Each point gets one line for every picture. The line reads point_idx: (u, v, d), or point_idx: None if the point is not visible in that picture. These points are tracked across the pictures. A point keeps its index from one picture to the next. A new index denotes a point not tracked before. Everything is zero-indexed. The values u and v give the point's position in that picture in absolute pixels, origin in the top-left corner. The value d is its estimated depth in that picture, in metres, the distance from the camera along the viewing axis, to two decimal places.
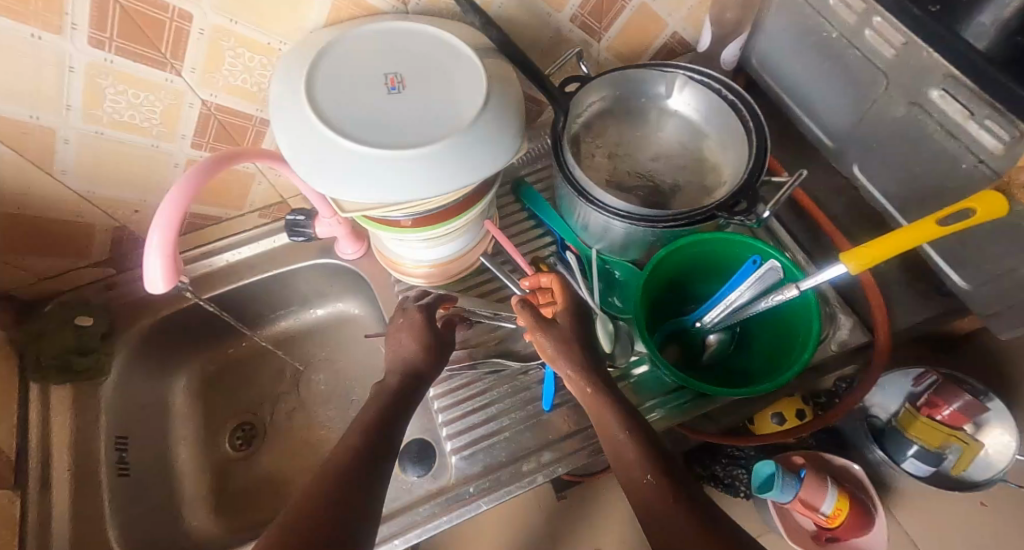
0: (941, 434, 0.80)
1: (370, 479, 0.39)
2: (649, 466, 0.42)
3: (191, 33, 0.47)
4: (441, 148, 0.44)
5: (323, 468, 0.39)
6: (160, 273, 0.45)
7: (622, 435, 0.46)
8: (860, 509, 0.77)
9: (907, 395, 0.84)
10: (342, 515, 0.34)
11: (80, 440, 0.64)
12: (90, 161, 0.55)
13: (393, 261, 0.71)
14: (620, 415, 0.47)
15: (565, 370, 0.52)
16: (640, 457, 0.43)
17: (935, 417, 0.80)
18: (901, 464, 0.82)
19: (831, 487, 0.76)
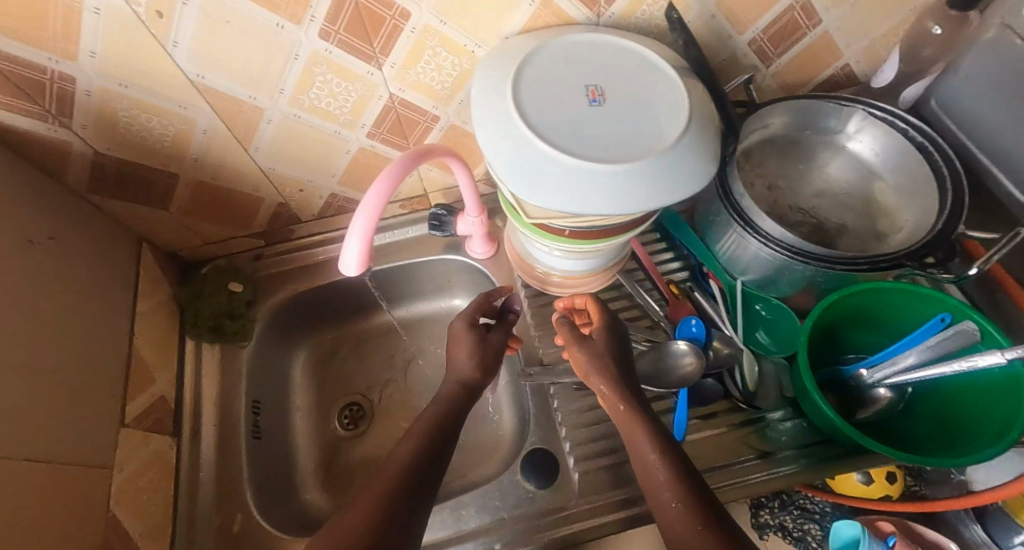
0: None
1: (428, 474, 0.46)
2: (679, 493, 0.42)
3: (404, 30, 0.49)
4: (645, 166, 0.43)
5: (395, 453, 0.47)
6: (356, 258, 0.47)
7: (653, 458, 0.46)
8: None
9: None
10: (402, 500, 0.42)
11: (224, 398, 0.67)
12: (282, 142, 0.58)
13: (528, 264, 0.71)
14: (654, 441, 0.47)
15: (599, 387, 0.54)
16: (669, 487, 0.43)
17: None
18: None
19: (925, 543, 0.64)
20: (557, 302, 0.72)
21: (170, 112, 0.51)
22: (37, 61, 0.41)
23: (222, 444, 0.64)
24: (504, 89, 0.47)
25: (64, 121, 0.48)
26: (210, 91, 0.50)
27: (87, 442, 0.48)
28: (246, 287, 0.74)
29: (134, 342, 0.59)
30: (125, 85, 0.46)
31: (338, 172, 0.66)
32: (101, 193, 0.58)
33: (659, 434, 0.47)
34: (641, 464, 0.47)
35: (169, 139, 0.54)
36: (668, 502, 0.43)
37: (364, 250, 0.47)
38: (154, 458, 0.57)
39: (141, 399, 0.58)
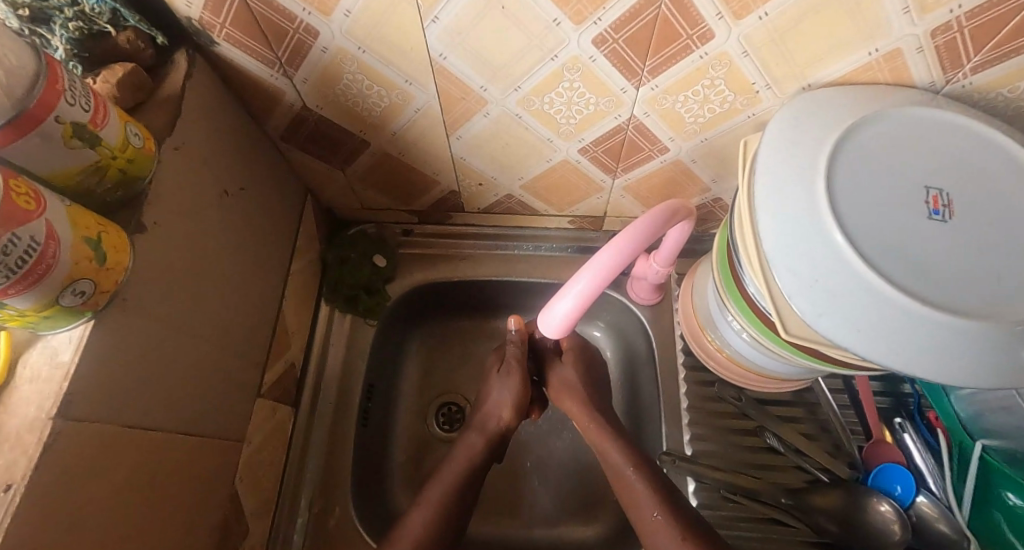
0: None
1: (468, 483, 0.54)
2: (660, 507, 0.49)
3: (692, 54, 0.39)
4: (991, 330, 0.31)
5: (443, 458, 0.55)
6: (564, 315, 0.46)
7: (628, 473, 0.52)
8: None
9: None
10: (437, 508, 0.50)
11: (345, 376, 0.64)
12: (488, 136, 0.51)
13: (699, 332, 0.60)
14: (625, 457, 0.53)
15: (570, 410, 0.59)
16: (651, 500, 0.49)
17: None
18: None
19: None
20: (721, 385, 0.60)
21: (392, 85, 0.45)
22: (291, 10, 0.37)
23: (335, 424, 0.61)
24: (810, 164, 0.36)
25: (288, 71, 0.43)
26: (445, 73, 0.43)
27: (234, 410, 0.46)
28: (390, 263, 0.70)
29: (284, 303, 0.57)
30: (363, 50, 0.40)
31: (526, 177, 0.58)
32: (291, 143, 0.54)
33: (628, 450, 0.53)
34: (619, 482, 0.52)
35: (379, 110, 0.48)
36: (648, 514, 0.49)
37: (571, 316, 0.46)
38: (277, 428, 0.55)
39: (279, 364, 0.56)
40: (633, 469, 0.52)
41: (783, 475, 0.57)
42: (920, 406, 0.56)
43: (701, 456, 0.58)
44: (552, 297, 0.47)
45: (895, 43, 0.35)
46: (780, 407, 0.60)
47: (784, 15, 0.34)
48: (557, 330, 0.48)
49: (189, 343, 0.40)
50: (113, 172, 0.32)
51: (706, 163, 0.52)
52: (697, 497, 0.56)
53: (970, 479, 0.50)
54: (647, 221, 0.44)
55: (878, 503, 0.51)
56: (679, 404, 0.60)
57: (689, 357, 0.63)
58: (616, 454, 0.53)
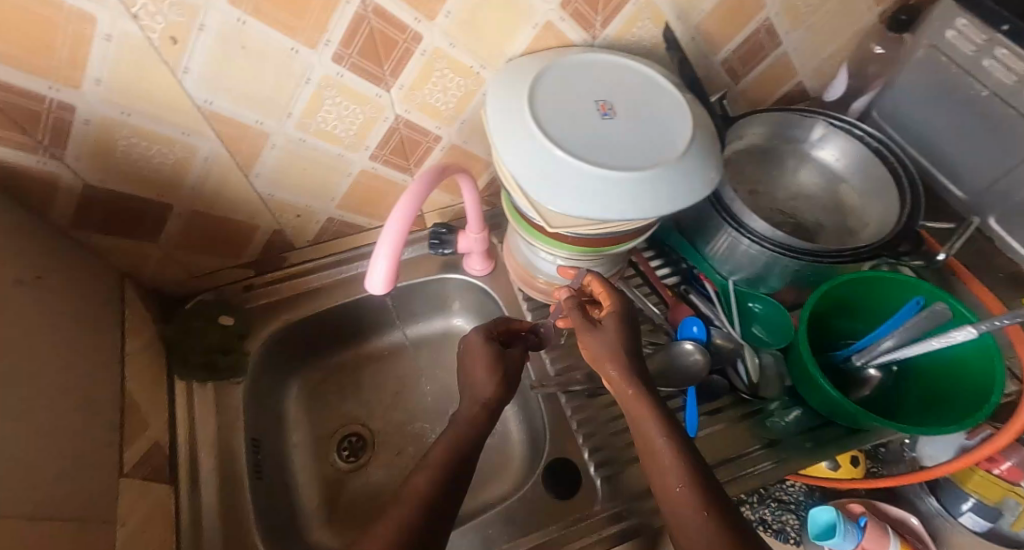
0: None
1: None
2: (684, 478, 0.41)
3: (415, 53, 0.50)
4: (658, 173, 0.46)
5: None
6: (384, 274, 0.46)
7: (660, 442, 0.44)
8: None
9: None
10: None
11: (221, 439, 0.63)
12: (282, 167, 0.57)
13: (528, 275, 0.72)
14: None
15: (609, 372, 0.50)
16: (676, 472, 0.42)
17: None
18: (963, 523, 0.74)
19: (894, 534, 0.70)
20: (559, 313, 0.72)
21: (170, 140, 0.49)
22: (34, 90, 0.39)
23: (226, 486, 0.60)
24: (518, 105, 0.48)
25: (56, 152, 0.45)
26: (218, 117, 0.48)
27: (100, 493, 0.45)
28: (238, 320, 0.70)
29: (128, 383, 0.55)
30: (128, 113, 0.45)
31: (338, 196, 0.65)
32: (88, 229, 0.55)
33: (666, 419, 0.45)
34: (653, 461, 0.44)
35: (168, 168, 0.52)
36: (672, 488, 0.41)
37: (390, 269, 0.47)
38: (157, 506, 0.53)
39: (140, 443, 0.54)
40: (666, 438, 0.44)
41: (623, 364, 0.69)
42: (693, 271, 0.72)
43: (563, 373, 0.69)
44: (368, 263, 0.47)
45: (545, 17, 0.51)
46: None
47: (462, 10, 0.47)
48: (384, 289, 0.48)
49: (20, 429, 0.39)
50: None
51: (476, 141, 0.65)
52: (569, 406, 0.67)
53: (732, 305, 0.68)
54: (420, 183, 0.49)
55: (685, 345, 0.64)
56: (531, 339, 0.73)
57: (531, 302, 0.75)
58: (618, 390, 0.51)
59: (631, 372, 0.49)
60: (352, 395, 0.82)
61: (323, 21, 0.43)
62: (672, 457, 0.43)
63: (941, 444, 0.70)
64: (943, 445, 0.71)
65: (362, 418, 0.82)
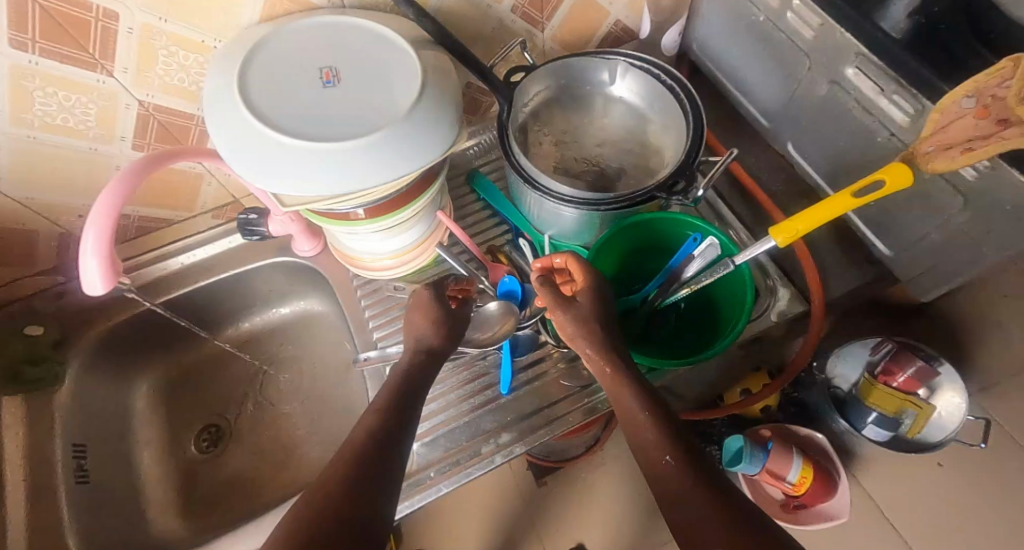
0: (897, 400, 0.95)
1: None
2: (670, 447, 0.38)
3: (119, 32, 0.46)
4: (377, 139, 0.44)
5: None
6: (98, 274, 0.44)
7: (645, 418, 0.42)
8: (824, 478, 0.94)
9: (866, 364, 1.00)
10: None
11: (35, 451, 0.62)
12: (26, 167, 0.54)
13: (345, 253, 0.71)
14: None
15: (585, 350, 0.52)
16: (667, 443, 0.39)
17: (891, 384, 0.96)
18: (863, 431, 0.96)
19: (795, 458, 0.91)
20: (386, 285, 0.73)
21: None
22: None
23: (35, 499, 0.59)
24: (230, 82, 0.46)
25: None
26: None
27: None
28: (48, 328, 0.68)
29: None
30: None
31: None
32: None
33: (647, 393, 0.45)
34: (635, 432, 0.43)
35: None
36: (659, 460, 0.38)
37: (102, 262, 0.44)
38: None
39: None
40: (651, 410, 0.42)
41: None
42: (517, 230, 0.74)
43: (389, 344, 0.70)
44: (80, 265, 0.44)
45: None
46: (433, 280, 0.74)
47: None
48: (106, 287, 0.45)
49: None
50: None
51: None
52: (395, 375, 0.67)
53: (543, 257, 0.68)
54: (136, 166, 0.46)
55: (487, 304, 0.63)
56: (362, 315, 0.73)
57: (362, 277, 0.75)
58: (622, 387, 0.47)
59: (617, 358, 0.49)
60: (212, 386, 0.83)
61: None
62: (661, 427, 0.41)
63: (852, 361, 1.01)
64: (852, 364, 1.01)
65: (220, 408, 0.81)
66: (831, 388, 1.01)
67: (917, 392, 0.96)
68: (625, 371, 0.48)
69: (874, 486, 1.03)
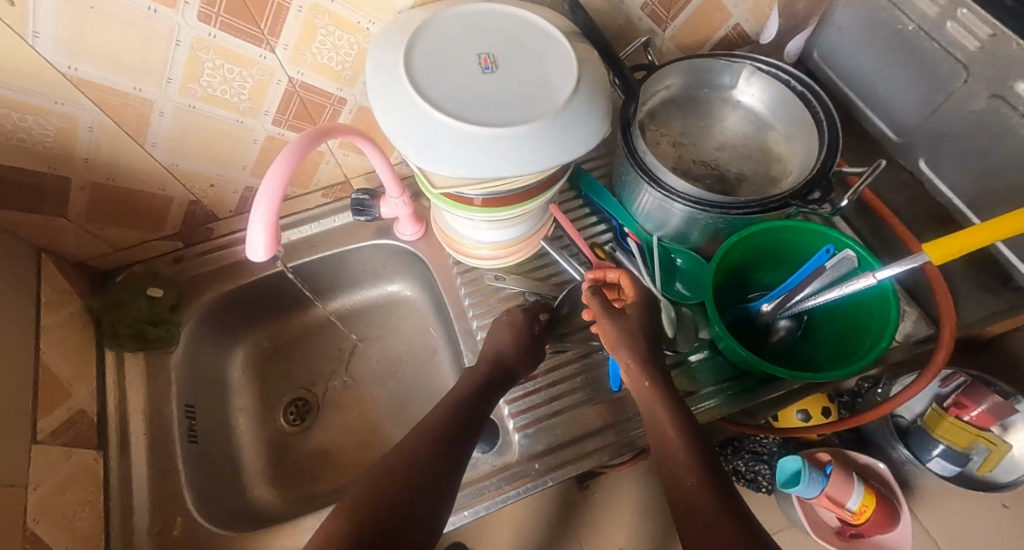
0: (968, 434, 0.89)
1: None
2: (697, 470, 0.42)
3: (290, 10, 0.48)
4: (535, 128, 0.45)
5: None
6: (263, 243, 0.46)
7: (675, 436, 0.46)
8: (887, 509, 0.90)
9: (935, 396, 0.95)
10: None
11: (153, 407, 0.65)
12: (179, 135, 0.56)
13: (453, 240, 0.71)
14: None
15: (625, 363, 0.53)
16: (691, 466, 0.43)
17: (963, 418, 0.89)
18: (927, 463, 0.93)
19: (856, 486, 0.88)
20: (487, 275, 0.73)
21: (45, 110, 0.48)
22: None
23: (155, 453, 0.62)
24: (395, 62, 0.47)
25: None
26: (87, 84, 0.47)
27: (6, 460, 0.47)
28: (167, 291, 0.71)
29: (43, 355, 0.56)
30: None
31: (250, 163, 0.65)
32: None
33: (682, 414, 0.48)
34: (663, 453, 0.47)
35: (53, 140, 0.51)
36: (685, 481, 0.42)
37: (269, 235, 0.46)
38: (78, 472, 0.55)
39: (58, 413, 0.55)
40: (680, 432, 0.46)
41: None
42: (621, 229, 0.72)
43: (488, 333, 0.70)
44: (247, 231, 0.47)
45: None
46: (533, 273, 0.74)
47: None
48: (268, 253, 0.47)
49: None
50: None
51: None
52: None
53: (654, 258, 0.67)
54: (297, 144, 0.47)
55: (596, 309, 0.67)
56: (460, 303, 0.74)
57: (461, 266, 0.75)
58: (670, 407, 0.49)
59: (654, 377, 0.51)
60: (301, 360, 0.85)
61: None
62: (687, 450, 0.44)
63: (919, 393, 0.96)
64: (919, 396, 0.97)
65: (309, 381, 0.83)
66: (894, 418, 0.98)
67: (989, 427, 0.91)
68: (662, 384, 0.51)
69: (932, 521, 0.99)
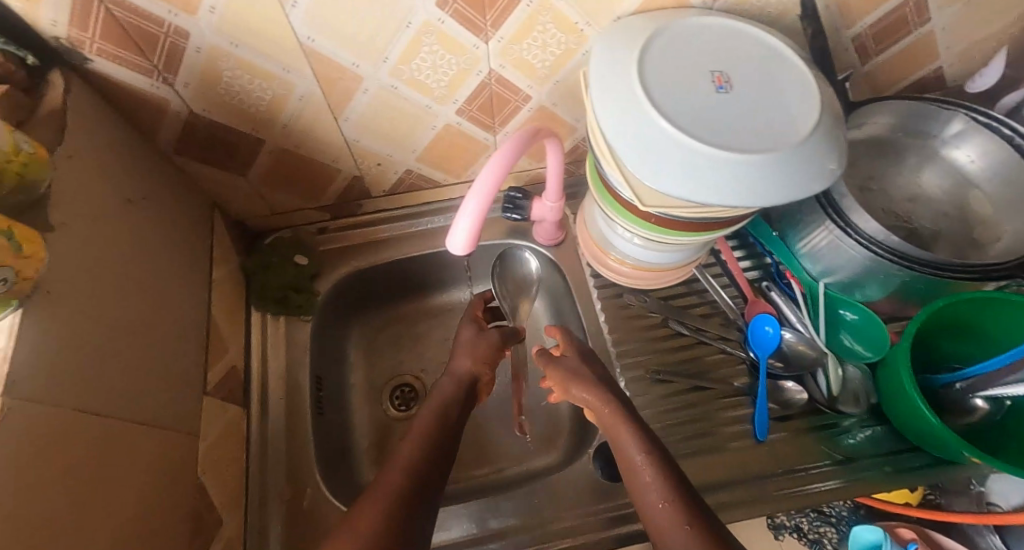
0: None
1: None
2: (668, 495, 0.42)
3: (521, 3, 0.47)
4: (774, 160, 0.41)
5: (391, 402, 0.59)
6: (464, 239, 0.46)
7: (639, 459, 0.47)
8: None
9: None
10: None
11: (290, 373, 0.66)
12: (372, 112, 0.57)
13: (602, 254, 0.70)
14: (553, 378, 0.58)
15: (581, 397, 0.56)
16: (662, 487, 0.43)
17: None
18: None
19: None
20: (628, 293, 0.71)
21: (271, 76, 0.49)
22: (157, 15, 0.40)
23: (290, 419, 0.63)
24: (626, 72, 0.45)
25: (168, 77, 0.46)
26: (316, 55, 0.48)
27: (183, 408, 0.48)
28: (312, 260, 0.73)
29: (211, 308, 0.58)
30: (234, 44, 0.45)
31: (419, 148, 0.65)
32: (187, 155, 0.56)
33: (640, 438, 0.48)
34: (630, 471, 0.47)
35: (266, 104, 0.52)
36: (656, 502, 0.42)
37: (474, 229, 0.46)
38: (230, 428, 0.56)
39: (219, 366, 0.57)
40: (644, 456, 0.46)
41: (689, 356, 0.67)
42: (778, 268, 0.67)
43: (625, 356, 0.67)
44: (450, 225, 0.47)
45: None
46: (678, 300, 0.70)
47: None
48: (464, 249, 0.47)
49: (124, 341, 0.42)
50: (12, 175, 0.33)
51: (566, 105, 0.62)
52: (629, 388, 0.65)
53: (820, 308, 0.63)
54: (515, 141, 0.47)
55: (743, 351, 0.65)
56: (596, 318, 0.71)
57: (599, 279, 0.73)
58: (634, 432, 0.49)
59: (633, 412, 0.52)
60: (408, 348, 0.81)
61: None
62: (654, 474, 0.44)
63: None
64: None
65: (415, 368, 0.80)
66: None
67: None
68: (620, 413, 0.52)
69: None
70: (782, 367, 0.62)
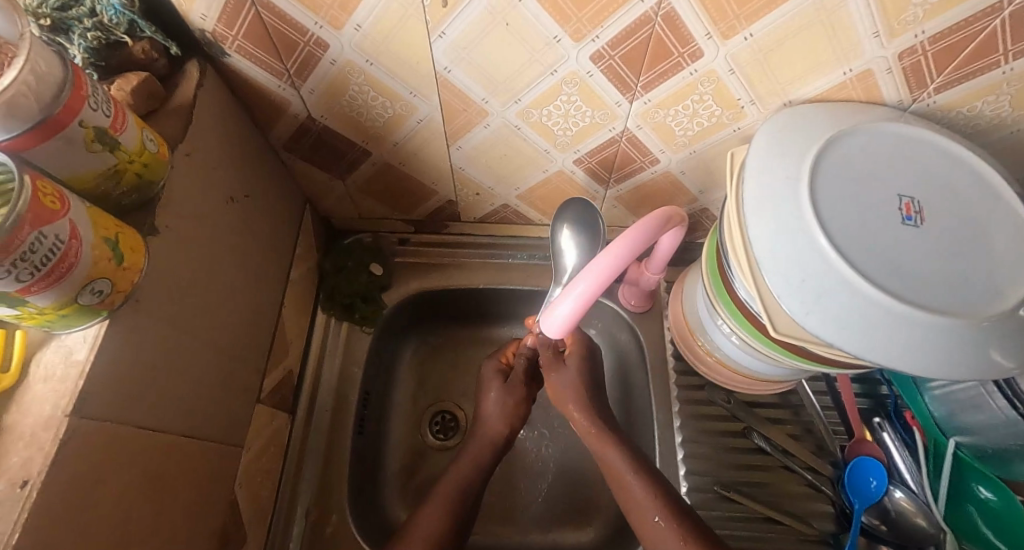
0: None
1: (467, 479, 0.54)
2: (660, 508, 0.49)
3: (683, 71, 0.41)
4: (962, 326, 0.34)
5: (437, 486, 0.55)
6: (563, 319, 0.44)
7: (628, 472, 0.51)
8: None
9: None
10: None
11: (339, 384, 0.65)
12: (488, 146, 0.53)
13: (689, 336, 0.62)
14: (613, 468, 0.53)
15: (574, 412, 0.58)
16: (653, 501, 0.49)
17: None
18: None
19: None
20: (710, 388, 0.62)
21: (397, 96, 0.46)
22: (303, 24, 0.39)
23: (331, 433, 0.62)
24: (794, 172, 0.39)
25: (296, 82, 0.45)
26: (448, 85, 0.44)
27: (233, 417, 0.46)
28: (386, 271, 0.70)
29: (283, 309, 0.57)
30: (370, 63, 0.42)
31: (522, 187, 0.61)
32: (293, 153, 0.55)
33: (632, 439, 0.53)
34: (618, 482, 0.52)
35: (384, 120, 0.50)
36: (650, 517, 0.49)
37: (572, 317, 0.44)
38: (274, 436, 0.56)
39: (277, 371, 0.56)
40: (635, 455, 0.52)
41: (768, 477, 0.59)
42: (897, 406, 0.58)
43: (693, 458, 0.59)
44: (551, 301, 0.45)
45: (867, 65, 0.39)
46: (766, 409, 0.62)
47: (768, 36, 0.37)
48: (558, 331, 0.46)
49: (196, 348, 0.41)
50: (129, 176, 0.33)
51: (695, 175, 0.55)
52: (691, 496, 0.58)
53: (945, 472, 0.53)
54: (641, 227, 0.42)
55: (833, 491, 0.57)
56: (670, 406, 0.63)
57: (679, 361, 0.65)
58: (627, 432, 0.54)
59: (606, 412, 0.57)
60: (458, 375, 0.76)
61: (602, 17, 0.36)
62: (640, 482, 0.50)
63: None
64: None
65: (459, 398, 0.75)
66: None
67: None
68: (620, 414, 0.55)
69: None
70: (884, 529, 0.55)
